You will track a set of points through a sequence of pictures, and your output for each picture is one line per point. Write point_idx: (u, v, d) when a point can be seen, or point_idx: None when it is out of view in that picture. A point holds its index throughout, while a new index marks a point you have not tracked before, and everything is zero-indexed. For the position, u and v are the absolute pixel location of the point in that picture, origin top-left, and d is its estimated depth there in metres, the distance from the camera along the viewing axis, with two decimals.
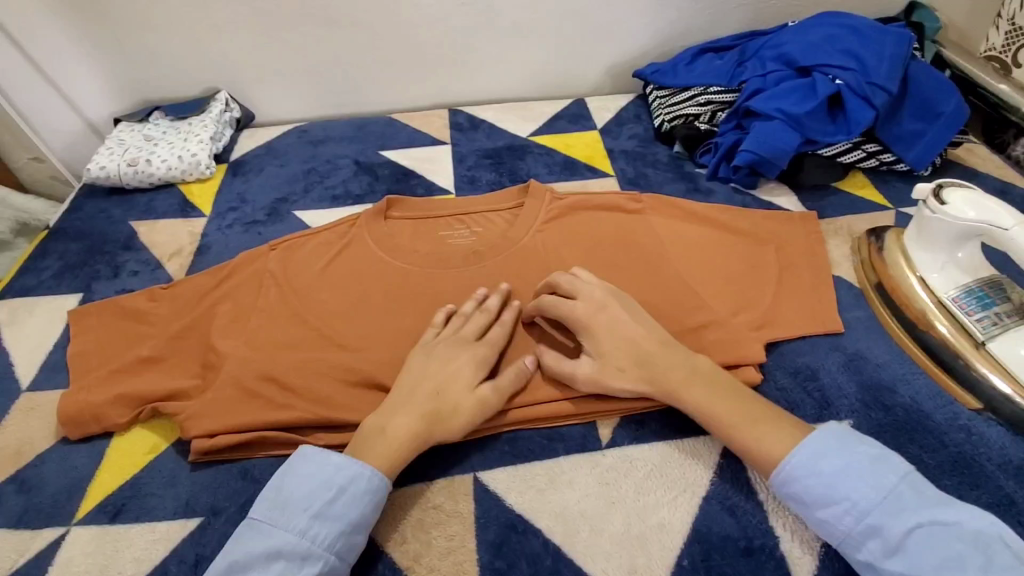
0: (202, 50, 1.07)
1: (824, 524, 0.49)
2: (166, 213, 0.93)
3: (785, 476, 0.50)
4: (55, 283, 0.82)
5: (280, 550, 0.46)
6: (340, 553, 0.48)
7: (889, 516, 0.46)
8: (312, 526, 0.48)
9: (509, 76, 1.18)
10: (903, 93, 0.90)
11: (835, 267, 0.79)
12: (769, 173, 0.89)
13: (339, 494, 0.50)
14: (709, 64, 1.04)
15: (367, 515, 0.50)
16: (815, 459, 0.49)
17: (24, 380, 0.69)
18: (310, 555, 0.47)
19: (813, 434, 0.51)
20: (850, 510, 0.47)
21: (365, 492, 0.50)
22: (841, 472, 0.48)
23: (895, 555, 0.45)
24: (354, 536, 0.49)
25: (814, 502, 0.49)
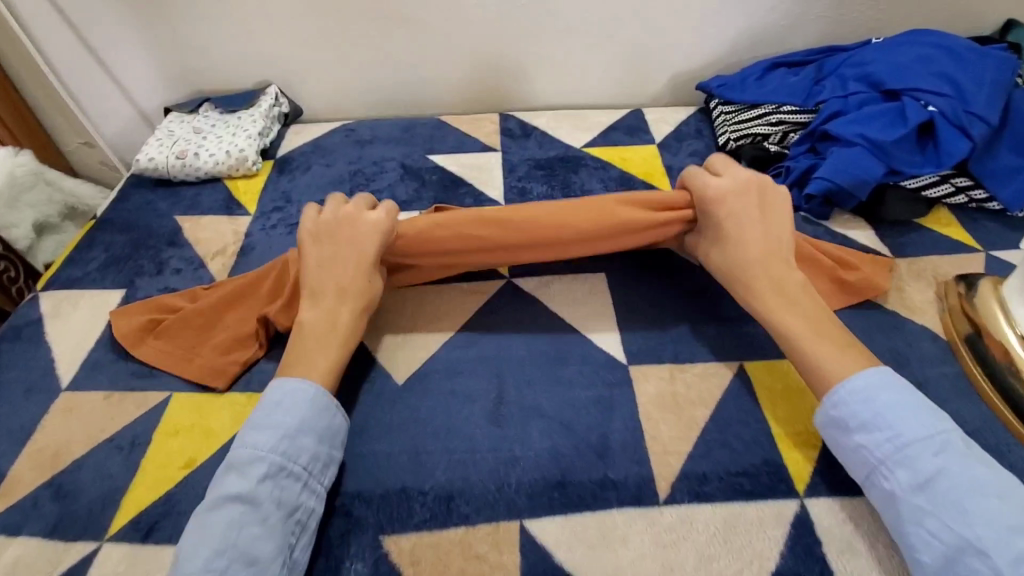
0: (254, 44, 1.05)
1: (861, 450, 0.54)
2: (212, 209, 0.91)
3: (838, 397, 0.56)
4: (99, 276, 0.81)
5: (236, 460, 0.53)
6: (291, 455, 0.53)
7: (927, 453, 0.50)
8: (258, 436, 0.54)
9: (565, 81, 1.13)
10: (1003, 123, 0.84)
11: (918, 314, 0.72)
12: (846, 203, 0.83)
13: (283, 404, 0.56)
14: (782, 80, 0.97)
15: (310, 419, 0.55)
16: (869, 392, 0.54)
17: (64, 378, 0.68)
18: (261, 457, 0.52)
19: (867, 372, 0.56)
20: (892, 440, 0.52)
21: (303, 400, 0.56)
22: (891, 408, 0.53)
23: (920, 489, 0.49)
24: (297, 438, 0.54)
25: (857, 428, 0.54)
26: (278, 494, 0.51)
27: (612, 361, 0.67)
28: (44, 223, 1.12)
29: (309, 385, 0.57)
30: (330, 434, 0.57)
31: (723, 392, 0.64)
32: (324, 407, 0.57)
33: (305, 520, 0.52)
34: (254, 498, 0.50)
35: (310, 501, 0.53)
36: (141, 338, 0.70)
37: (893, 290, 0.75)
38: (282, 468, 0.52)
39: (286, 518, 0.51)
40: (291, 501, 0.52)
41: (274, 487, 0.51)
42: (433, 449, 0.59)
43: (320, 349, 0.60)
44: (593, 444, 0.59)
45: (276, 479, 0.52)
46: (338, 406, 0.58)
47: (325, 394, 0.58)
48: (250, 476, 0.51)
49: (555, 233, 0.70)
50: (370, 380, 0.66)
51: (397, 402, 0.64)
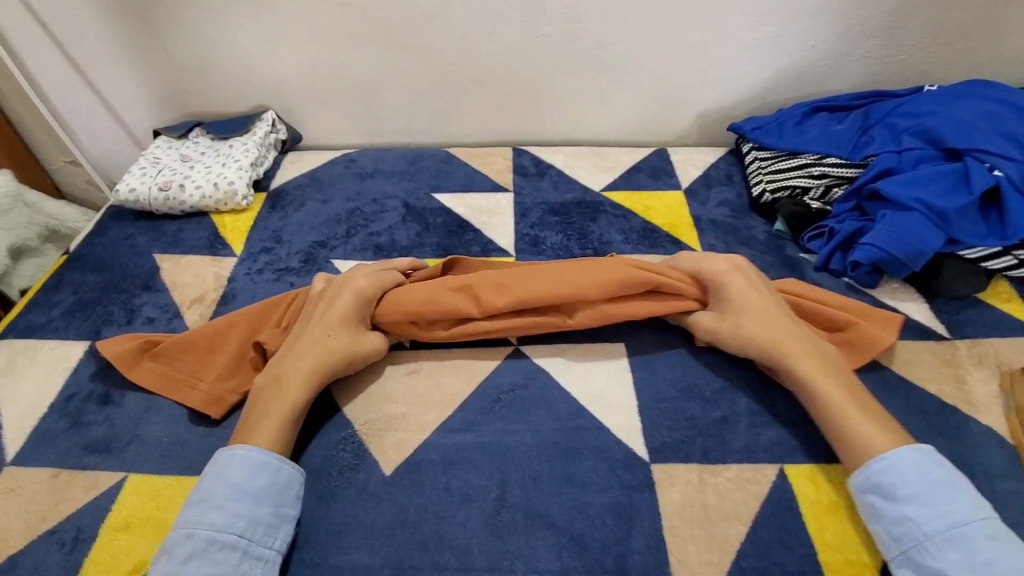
0: (251, 66, 0.98)
1: (907, 521, 0.50)
2: (194, 248, 0.84)
3: (888, 462, 0.52)
4: (62, 324, 0.73)
5: (167, 541, 0.49)
6: (224, 526, 0.50)
7: (983, 536, 0.47)
8: (192, 511, 0.51)
9: (583, 116, 1.05)
10: None
11: (982, 412, 0.64)
12: (897, 274, 0.74)
13: (218, 472, 0.53)
14: (825, 127, 0.89)
15: (243, 482, 0.52)
16: (918, 464, 0.51)
17: (9, 450, 0.61)
18: (192, 534, 0.49)
19: (914, 445, 0.53)
20: (943, 517, 0.49)
21: (236, 463, 0.53)
22: (943, 484, 0.50)
23: (974, 571, 0.46)
24: (230, 508, 0.50)
25: (906, 497, 0.50)
26: (208, 570, 0.48)
27: (632, 458, 0.58)
28: (22, 246, 1.04)
29: (256, 446, 0.54)
30: (273, 491, 0.53)
31: (761, 505, 0.55)
32: (261, 466, 0.53)
33: None
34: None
35: (255, 570, 0.49)
36: (137, 360, 0.66)
37: (953, 381, 0.66)
38: (213, 542, 0.49)
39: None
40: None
41: (203, 564, 0.48)
42: (421, 565, 0.52)
43: (270, 403, 0.57)
44: (607, 568, 0.51)
45: (211, 556, 0.48)
46: (281, 460, 0.54)
47: (265, 453, 0.54)
48: (178, 557, 0.48)
49: (548, 295, 0.65)
50: (354, 469, 0.58)
51: (384, 499, 0.56)
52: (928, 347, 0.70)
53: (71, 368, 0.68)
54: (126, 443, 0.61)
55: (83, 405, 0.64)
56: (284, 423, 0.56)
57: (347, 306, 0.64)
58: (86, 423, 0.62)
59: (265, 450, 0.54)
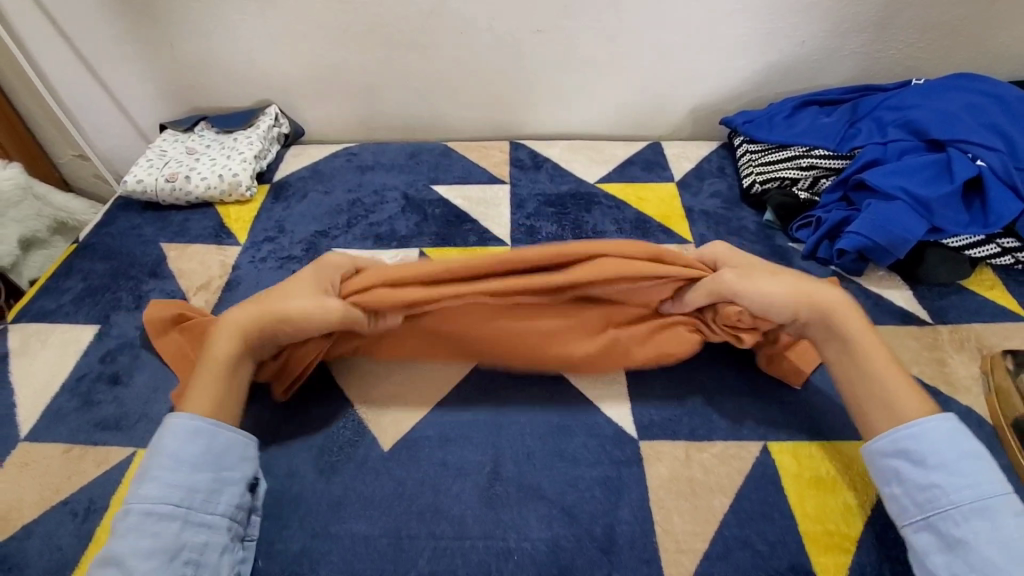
0: (255, 62, 1.00)
1: (933, 490, 0.50)
2: (200, 237, 0.86)
3: (922, 430, 0.52)
4: (73, 309, 0.76)
5: (113, 517, 0.50)
6: (161, 498, 0.50)
7: (1006, 509, 0.48)
8: (131, 486, 0.51)
9: (579, 111, 1.08)
10: None
11: (962, 392, 0.66)
12: (881, 261, 0.76)
13: (155, 445, 0.53)
14: (814, 120, 0.91)
15: (176, 452, 0.52)
16: (951, 435, 0.51)
17: (23, 427, 0.63)
18: (130, 509, 0.49)
19: (947, 416, 0.53)
20: (970, 487, 0.49)
21: (170, 434, 0.53)
22: (972, 456, 0.51)
23: (997, 542, 0.47)
24: (166, 477, 0.51)
25: (936, 466, 0.50)
26: (148, 541, 0.48)
27: (621, 435, 0.61)
28: (32, 238, 1.06)
29: (194, 411, 0.54)
30: (210, 457, 0.53)
31: (744, 479, 0.57)
32: (193, 433, 0.53)
33: (194, 558, 0.49)
34: (119, 554, 0.47)
35: (198, 536, 0.50)
36: (166, 328, 0.69)
37: (934, 363, 0.69)
38: (150, 513, 0.49)
39: (166, 563, 0.48)
40: (170, 543, 0.48)
41: (143, 536, 0.48)
42: (418, 533, 0.54)
43: (213, 368, 0.57)
44: (596, 537, 0.53)
45: (150, 527, 0.49)
46: (217, 425, 0.54)
47: (198, 421, 0.54)
48: (120, 533, 0.48)
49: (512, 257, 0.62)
50: (354, 445, 0.60)
51: (383, 473, 0.58)
52: (911, 332, 0.72)
53: (82, 351, 0.70)
54: (134, 421, 0.63)
55: (93, 385, 0.67)
56: (222, 385, 0.56)
57: (312, 273, 0.64)
58: (96, 401, 0.65)
59: (202, 415, 0.54)
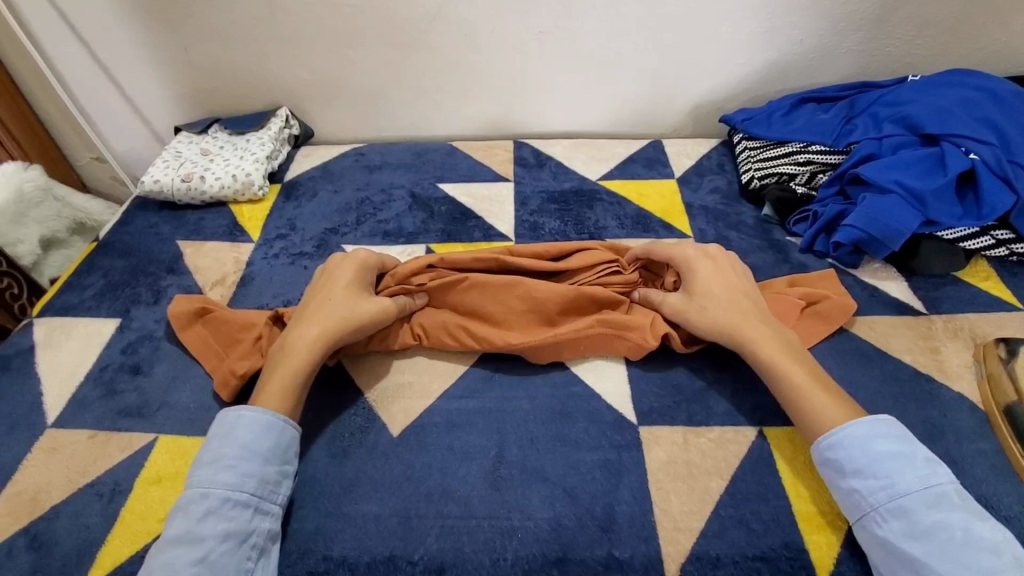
0: (265, 65, 1.03)
1: (854, 494, 0.52)
2: (215, 234, 0.89)
3: (835, 438, 0.54)
4: (95, 303, 0.79)
5: (182, 500, 0.52)
6: (235, 485, 0.53)
7: (923, 504, 0.49)
8: (203, 473, 0.53)
9: (581, 109, 1.10)
10: None
11: (954, 380, 0.67)
12: (877, 254, 0.77)
13: (228, 434, 0.56)
14: (812, 116, 0.93)
15: (252, 444, 0.55)
16: (871, 435, 0.53)
17: (50, 414, 0.66)
18: (207, 493, 0.52)
19: (866, 418, 0.54)
20: (885, 488, 0.51)
21: (244, 425, 0.56)
22: (887, 456, 0.52)
23: (918, 538, 0.48)
24: (239, 467, 0.54)
25: (853, 472, 0.52)
26: (224, 526, 0.51)
27: (621, 421, 0.63)
28: (50, 238, 1.10)
29: (264, 409, 0.57)
30: (280, 451, 0.56)
31: (740, 462, 0.59)
32: (267, 427, 0.56)
33: (261, 543, 0.52)
34: (195, 536, 0.50)
35: (265, 523, 0.53)
36: (192, 322, 0.72)
37: (927, 352, 0.70)
38: (227, 499, 0.52)
39: (237, 547, 0.50)
40: (243, 528, 0.51)
41: (218, 520, 0.51)
42: (426, 513, 0.56)
43: (275, 371, 0.60)
44: (597, 517, 0.56)
45: (224, 513, 0.51)
46: (287, 421, 0.58)
47: (272, 416, 0.57)
48: (193, 515, 0.51)
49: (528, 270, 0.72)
50: (364, 431, 0.63)
51: (392, 457, 0.61)
52: (905, 322, 0.74)
53: (105, 343, 0.74)
54: (156, 408, 0.66)
55: (116, 375, 0.70)
56: (290, 387, 0.59)
57: (350, 275, 0.68)
58: (119, 390, 0.68)
59: (273, 411, 0.57)
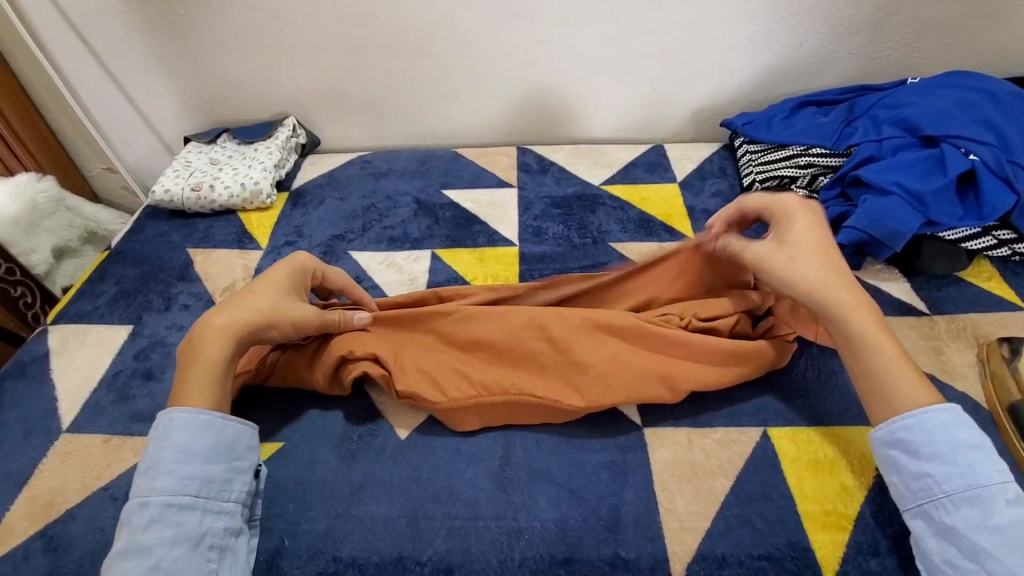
0: (273, 76, 1.05)
1: (925, 479, 0.50)
2: (224, 242, 0.91)
3: (917, 420, 0.51)
4: (109, 310, 0.81)
5: (124, 513, 0.51)
6: (178, 489, 0.51)
7: (1001, 498, 0.48)
8: (142, 482, 0.52)
9: (584, 116, 1.11)
10: (969, 185, 0.79)
11: (957, 380, 0.68)
12: (880, 254, 0.78)
13: (161, 439, 0.53)
14: (811, 120, 0.93)
15: (189, 446, 0.53)
16: (950, 424, 0.51)
17: (65, 419, 0.68)
18: (147, 503, 0.50)
19: (949, 405, 0.52)
20: (964, 477, 0.49)
21: (176, 427, 0.54)
22: (969, 447, 0.50)
23: (985, 529, 0.47)
24: (181, 471, 0.52)
25: (929, 457, 0.50)
26: (172, 532, 0.50)
27: (626, 423, 0.63)
28: (63, 247, 1.12)
29: (195, 409, 0.55)
30: (222, 449, 0.55)
31: (745, 461, 0.60)
32: (204, 426, 0.54)
33: (217, 543, 0.51)
34: (143, 546, 0.48)
35: (218, 522, 0.52)
36: None
37: (931, 352, 0.71)
38: (170, 505, 0.51)
39: (192, 550, 0.50)
40: (193, 532, 0.50)
41: (164, 527, 0.50)
42: (434, 514, 0.57)
43: (191, 368, 0.57)
44: (603, 517, 0.56)
45: (173, 520, 0.50)
46: (224, 419, 0.56)
47: (208, 415, 0.55)
48: (138, 528, 0.49)
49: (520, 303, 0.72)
50: (373, 434, 0.64)
51: (400, 459, 0.62)
52: (908, 323, 0.74)
53: (118, 349, 0.75)
54: None
55: (128, 380, 0.71)
56: (208, 384, 0.56)
57: (283, 275, 0.64)
58: (132, 395, 0.69)
59: (197, 411, 0.55)
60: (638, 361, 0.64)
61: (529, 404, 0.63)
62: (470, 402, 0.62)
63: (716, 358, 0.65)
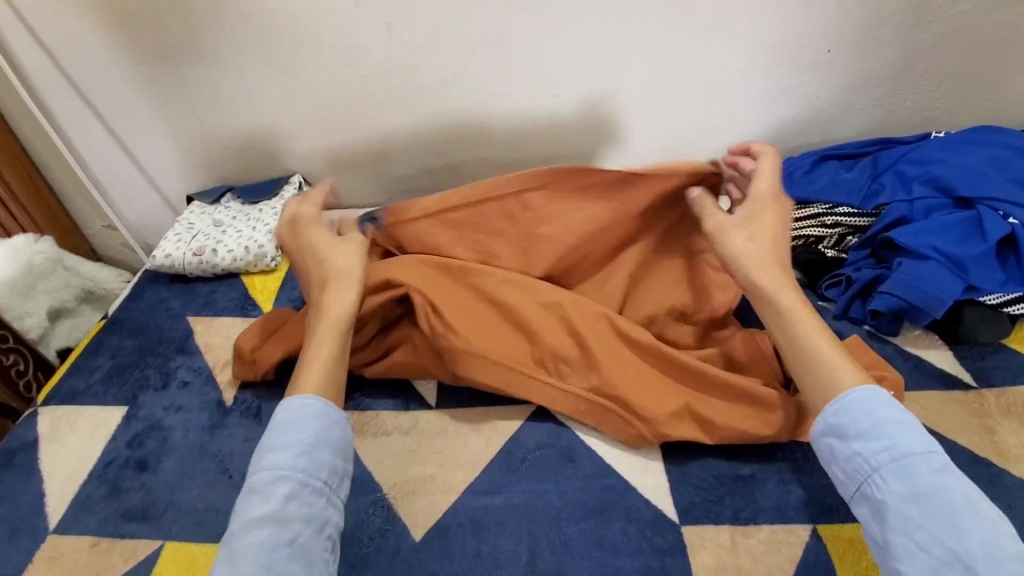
0: (280, 133, 1.03)
1: (856, 458, 0.51)
2: (227, 309, 0.87)
3: (840, 406, 0.54)
4: (102, 389, 0.76)
5: (256, 484, 0.52)
6: (312, 472, 0.53)
7: (923, 467, 0.48)
8: (274, 457, 0.53)
9: (597, 170, 1.09)
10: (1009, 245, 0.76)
11: (1016, 463, 0.63)
12: (918, 320, 0.74)
13: (293, 422, 0.55)
14: (834, 176, 0.89)
15: (322, 435, 0.55)
16: (873, 402, 0.53)
17: (53, 517, 0.63)
18: (284, 477, 0.52)
19: (867, 386, 0.54)
20: (889, 450, 0.50)
21: (314, 416, 0.56)
22: (891, 423, 0.51)
23: (911, 499, 0.48)
24: (314, 454, 0.54)
25: (855, 436, 0.52)
26: (305, 511, 0.51)
27: (662, 520, 0.58)
28: (59, 308, 1.08)
29: (319, 402, 0.57)
30: (344, 446, 0.56)
31: (796, 567, 0.54)
32: (335, 422, 0.57)
33: (335, 536, 0.52)
34: (277, 519, 0.50)
35: (335, 516, 0.53)
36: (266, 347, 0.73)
37: (983, 432, 0.66)
38: (305, 485, 0.52)
39: (317, 534, 0.51)
40: (320, 515, 0.52)
41: (300, 504, 0.51)
42: None
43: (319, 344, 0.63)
44: None
45: (303, 499, 0.52)
46: (347, 421, 0.58)
47: (337, 411, 0.58)
48: (270, 500, 0.51)
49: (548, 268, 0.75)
50: (385, 535, 0.59)
51: (415, 567, 0.56)
52: (955, 398, 0.69)
53: (111, 434, 0.70)
54: (162, 510, 0.62)
55: (121, 471, 0.66)
56: (337, 355, 0.63)
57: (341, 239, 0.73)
58: (124, 489, 0.64)
59: (322, 404, 0.57)
60: (655, 381, 0.65)
61: (541, 380, 0.66)
62: (489, 360, 0.66)
63: (736, 397, 0.64)
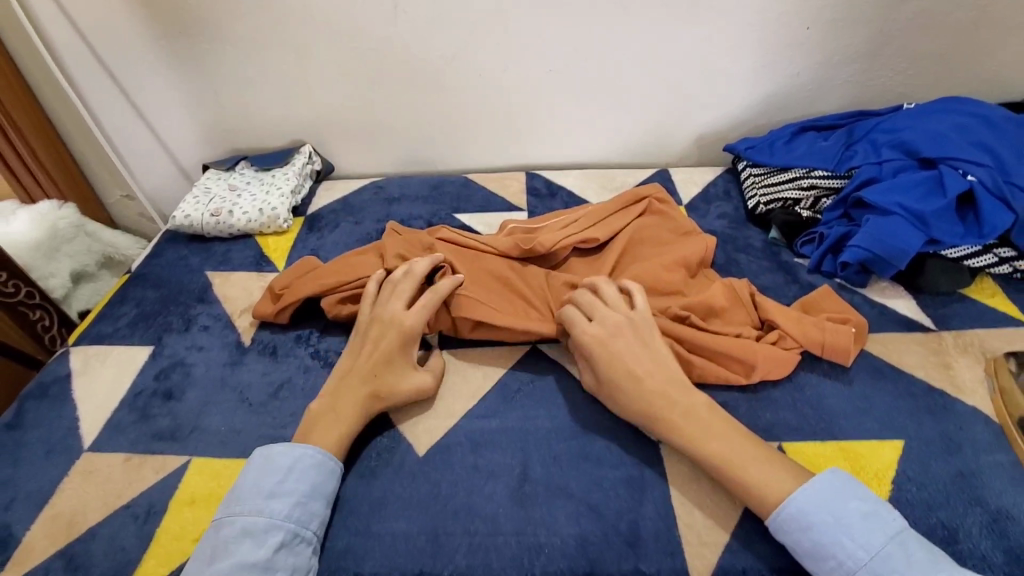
0: (291, 107, 1.09)
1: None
2: (243, 265, 0.93)
3: (778, 527, 0.54)
4: (129, 332, 0.82)
5: (249, 526, 0.53)
6: (303, 522, 0.55)
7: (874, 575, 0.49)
8: (271, 502, 0.55)
9: (590, 142, 1.15)
10: (969, 204, 0.81)
11: (967, 394, 0.69)
12: (883, 272, 0.80)
13: (290, 470, 0.57)
14: (811, 145, 0.96)
15: (317, 487, 0.57)
16: (806, 510, 0.53)
17: (87, 439, 0.69)
18: (278, 525, 0.54)
19: (797, 488, 0.54)
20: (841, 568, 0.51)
21: (312, 466, 0.58)
22: (826, 531, 0.52)
23: None
24: (309, 503, 0.56)
25: (806, 557, 0.52)
26: (292, 561, 0.53)
27: (642, 437, 0.64)
28: (81, 272, 1.14)
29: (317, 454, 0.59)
30: (334, 496, 0.59)
31: None
32: (330, 471, 0.59)
33: None
34: (266, 565, 0.51)
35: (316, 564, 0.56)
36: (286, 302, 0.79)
37: (939, 367, 0.72)
38: (296, 535, 0.55)
39: None
40: (304, 564, 0.54)
41: (288, 553, 0.53)
42: (455, 531, 0.58)
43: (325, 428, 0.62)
44: (623, 532, 0.57)
45: (292, 548, 0.54)
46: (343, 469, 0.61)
47: (335, 462, 0.60)
48: (263, 544, 0.53)
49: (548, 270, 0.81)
50: (392, 450, 0.65)
51: (419, 476, 0.62)
52: (916, 339, 0.75)
53: (138, 370, 0.76)
54: (189, 432, 0.68)
55: (149, 401, 0.72)
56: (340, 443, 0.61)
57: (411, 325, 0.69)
58: (153, 415, 0.71)
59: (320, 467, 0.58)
60: None
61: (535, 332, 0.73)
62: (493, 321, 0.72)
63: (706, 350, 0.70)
